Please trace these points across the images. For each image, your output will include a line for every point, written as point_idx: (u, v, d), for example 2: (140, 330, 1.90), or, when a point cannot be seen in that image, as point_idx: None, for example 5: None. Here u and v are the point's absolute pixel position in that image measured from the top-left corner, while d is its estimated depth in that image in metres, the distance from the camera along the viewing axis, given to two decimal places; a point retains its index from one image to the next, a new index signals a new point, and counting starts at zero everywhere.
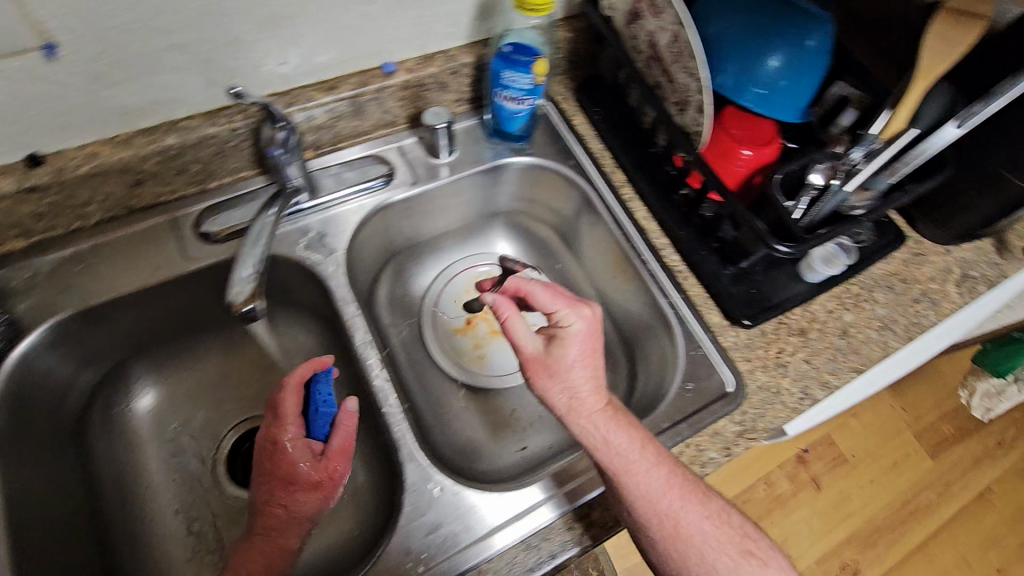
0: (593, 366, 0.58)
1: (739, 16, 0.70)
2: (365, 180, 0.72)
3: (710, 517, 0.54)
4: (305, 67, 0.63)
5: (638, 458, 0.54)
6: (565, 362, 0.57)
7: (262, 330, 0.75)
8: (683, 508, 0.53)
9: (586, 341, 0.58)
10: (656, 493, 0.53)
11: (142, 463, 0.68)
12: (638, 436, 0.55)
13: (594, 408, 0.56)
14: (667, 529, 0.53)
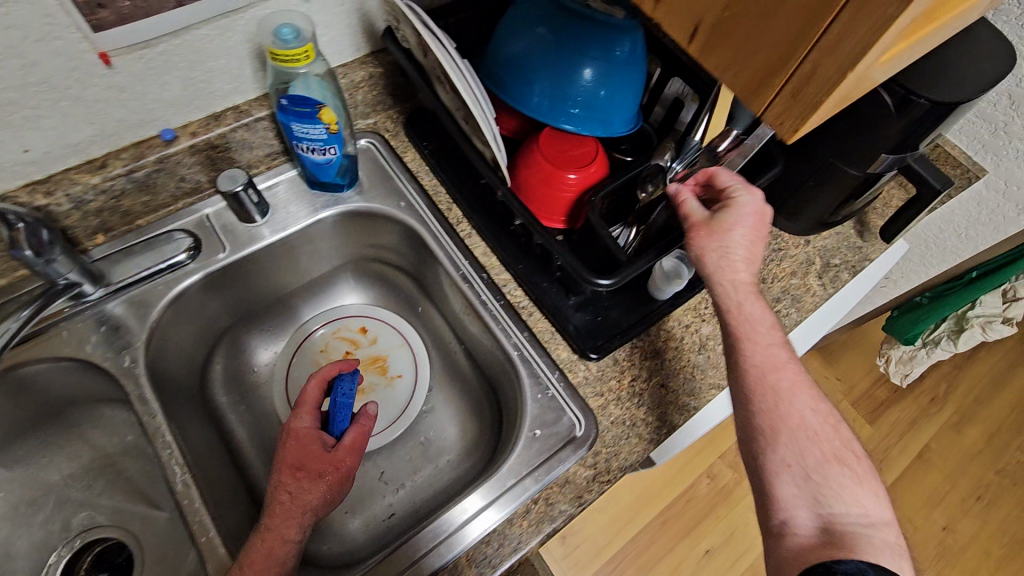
0: (753, 238, 0.56)
1: (541, 31, 0.65)
2: (167, 257, 0.66)
3: (814, 410, 0.54)
4: (57, 150, 0.57)
5: (765, 329, 0.55)
6: (733, 237, 0.55)
7: (84, 432, 0.69)
8: (796, 391, 0.54)
9: (759, 220, 0.56)
10: (769, 366, 0.54)
11: None
12: (770, 316, 0.56)
13: (750, 286, 0.56)
14: (773, 390, 0.53)
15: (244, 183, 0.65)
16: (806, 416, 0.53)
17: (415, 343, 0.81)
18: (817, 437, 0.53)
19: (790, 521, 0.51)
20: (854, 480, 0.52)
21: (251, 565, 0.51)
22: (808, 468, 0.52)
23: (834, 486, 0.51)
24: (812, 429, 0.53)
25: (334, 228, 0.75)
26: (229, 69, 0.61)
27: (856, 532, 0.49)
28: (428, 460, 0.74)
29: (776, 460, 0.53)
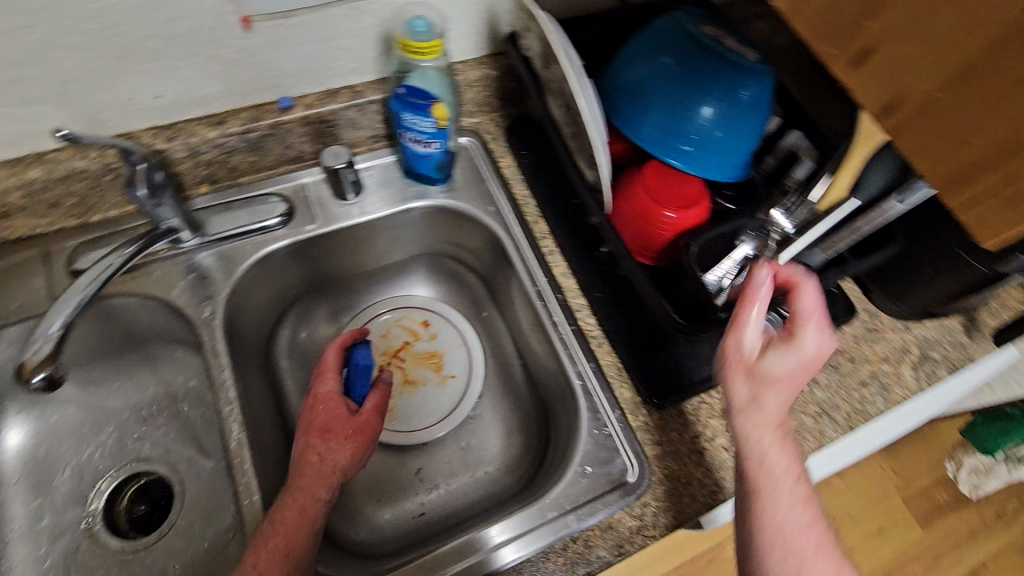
0: (805, 371, 0.46)
1: (668, 60, 0.62)
2: (260, 218, 0.67)
3: (819, 549, 0.44)
4: (185, 101, 0.60)
5: (778, 419, 0.46)
6: (798, 365, 0.46)
7: (154, 368, 0.71)
8: (805, 533, 0.44)
9: (824, 329, 0.48)
10: (781, 470, 0.45)
11: (5, 508, 0.64)
12: (785, 432, 0.46)
13: (795, 384, 0.46)
14: (773, 484, 0.45)
15: (345, 161, 0.66)
16: (804, 517, 0.44)
17: (473, 346, 0.80)
18: (822, 548, 0.44)
19: None
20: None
21: (283, 523, 0.51)
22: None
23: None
24: (811, 530, 0.44)
25: (419, 219, 0.76)
26: (354, 50, 0.63)
27: None
28: (464, 466, 0.73)
29: (787, 567, 0.43)
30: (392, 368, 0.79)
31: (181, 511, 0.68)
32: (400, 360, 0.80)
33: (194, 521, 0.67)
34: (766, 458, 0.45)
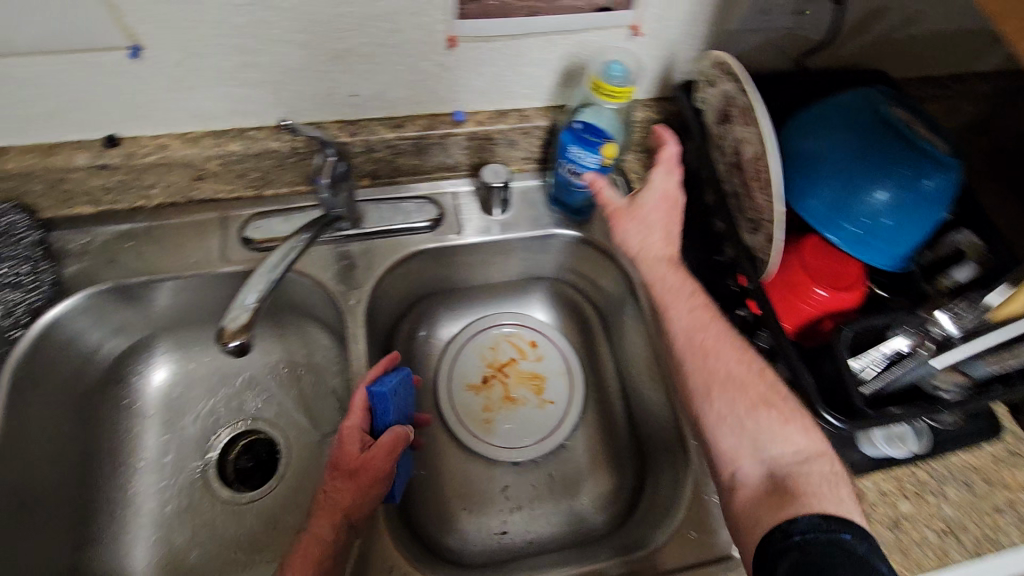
0: (666, 206, 0.65)
1: (853, 136, 0.60)
2: (410, 221, 0.71)
3: (737, 359, 0.58)
4: (374, 102, 0.64)
5: (689, 304, 0.62)
6: (650, 210, 0.65)
7: (285, 337, 0.76)
8: (716, 343, 0.59)
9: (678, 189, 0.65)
10: (694, 326, 0.60)
11: (140, 440, 0.69)
12: (688, 283, 0.63)
13: (661, 226, 0.65)
14: (700, 346, 0.59)
15: (503, 180, 0.68)
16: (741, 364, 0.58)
17: (576, 376, 0.81)
18: (748, 386, 0.56)
19: (738, 471, 0.55)
20: (782, 419, 0.55)
21: (290, 566, 0.52)
22: (740, 415, 0.56)
23: (765, 426, 0.55)
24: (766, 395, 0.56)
25: (553, 245, 0.77)
26: (534, 77, 0.65)
27: (797, 471, 0.53)
28: (551, 494, 0.74)
29: (711, 424, 0.57)
30: (495, 381, 0.80)
31: (285, 472, 0.72)
32: (504, 375, 0.81)
33: (298, 488, 0.71)
34: (726, 343, 0.59)
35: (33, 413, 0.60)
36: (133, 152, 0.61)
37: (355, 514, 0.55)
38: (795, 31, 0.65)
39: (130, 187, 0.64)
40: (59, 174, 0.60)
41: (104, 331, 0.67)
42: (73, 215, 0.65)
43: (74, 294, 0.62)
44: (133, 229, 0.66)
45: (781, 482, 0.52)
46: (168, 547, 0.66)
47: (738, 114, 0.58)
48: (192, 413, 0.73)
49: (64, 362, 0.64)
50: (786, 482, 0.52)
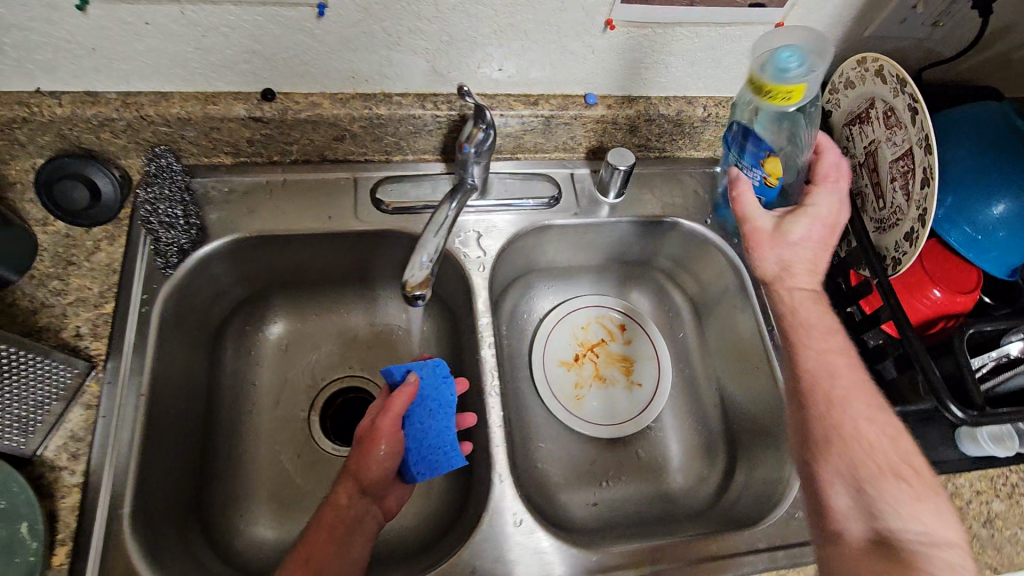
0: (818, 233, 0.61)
1: (974, 149, 0.63)
2: (532, 196, 0.73)
3: (871, 417, 0.54)
4: (517, 79, 0.66)
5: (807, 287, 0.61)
6: (799, 233, 0.61)
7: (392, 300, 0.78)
8: (847, 399, 0.55)
9: (840, 210, 0.62)
10: (823, 370, 0.57)
11: (253, 387, 0.72)
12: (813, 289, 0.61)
13: (812, 246, 0.61)
14: (826, 397, 0.55)
15: (629, 164, 0.70)
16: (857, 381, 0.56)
17: (664, 360, 0.82)
18: (876, 451, 0.53)
19: (841, 531, 0.52)
20: (912, 496, 0.51)
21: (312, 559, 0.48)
22: (858, 481, 0.52)
23: (874, 447, 0.53)
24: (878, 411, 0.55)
25: (659, 233, 0.79)
26: (670, 66, 0.67)
27: (919, 549, 0.48)
28: (640, 472, 0.76)
29: (825, 480, 0.54)
30: (586, 360, 0.82)
31: None
32: (594, 355, 0.82)
33: None
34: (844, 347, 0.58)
35: (176, 349, 0.62)
36: (286, 107, 0.63)
37: (360, 479, 0.54)
38: (926, 41, 0.67)
39: (274, 142, 0.66)
40: (215, 122, 0.62)
41: (233, 278, 0.69)
42: (213, 164, 0.68)
43: (216, 239, 0.65)
44: (270, 182, 0.68)
45: (893, 551, 0.49)
46: (278, 492, 0.68)
47: (873, 116, 0.59)
48: (299, 367, 0.75)
49: (198, 303, 0.66)
50: (898, 550, 0.49)
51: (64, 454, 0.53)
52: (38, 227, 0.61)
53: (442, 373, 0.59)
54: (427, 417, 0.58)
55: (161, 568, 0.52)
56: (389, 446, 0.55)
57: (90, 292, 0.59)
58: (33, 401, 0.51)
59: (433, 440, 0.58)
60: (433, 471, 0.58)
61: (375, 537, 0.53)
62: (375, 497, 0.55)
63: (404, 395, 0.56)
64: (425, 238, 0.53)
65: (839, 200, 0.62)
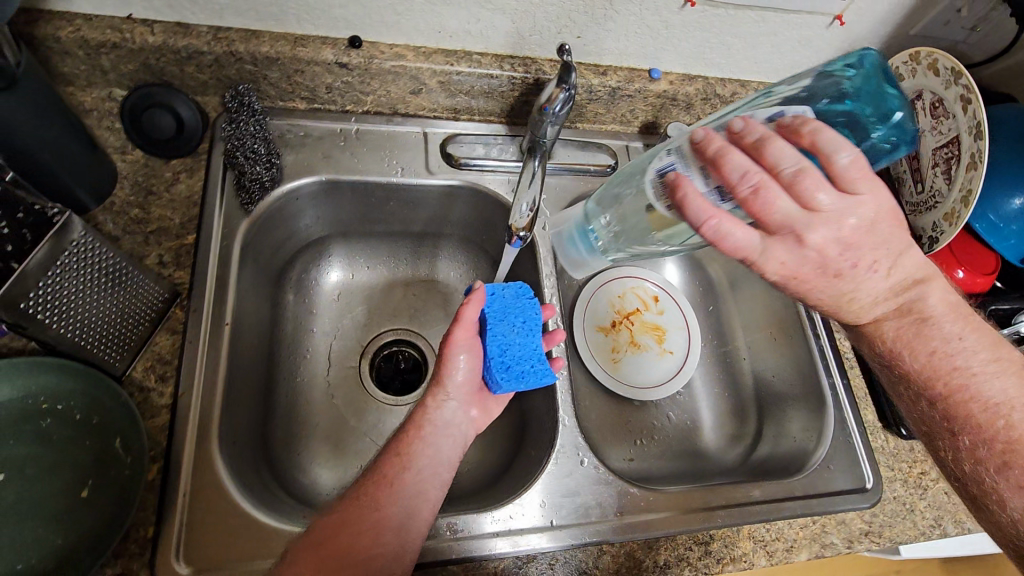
0: (804, 237, 0.46)
1: (1002, 144, 0.69)
2: (590, 163, 0.77)
3: (981, 374, 0.53)
4: (591, 47, 0.69)
5: (872, 291, 0.51)
6: (782, 244, 0.46)
7: (444, 257, 0.81)
8: (964, 370, 0.53)
9: (826, 194, 0.46)
10: (940, 359, 0.54)
11: (309, 332, 0.73)
12: (863, 284, 0.50)
13: (821, 261, 0.47)
14: (935, 391, 0.54)
15: None
16: (933, 354, 0.54)
17: (695, 330, 0.85)
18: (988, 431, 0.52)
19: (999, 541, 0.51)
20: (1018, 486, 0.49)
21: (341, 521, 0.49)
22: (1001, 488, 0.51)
23: (960, 408, 0.53)
24: (964, 374, 0.53)
25: None
26: (733, 48, 0.71)
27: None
28: (671, 433, 0.80)
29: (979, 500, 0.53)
30: (623, 327, 0.85)
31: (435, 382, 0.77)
32: (631, 323, 0.85)
33: None
34: (928, 306, 0.53)
35: (249, 285, 0.63)
36: (372, 56, 0.64)
37: (445, 385, 0.58)
38: (961, 45, 0.74)
39: (352, 90, 0.67)
40: (301, 65, 0.63)
41: (300, 223, 0.70)
42: (287, 108, 0.69)
43: (292, 181, 0.66)
44: (342, 130, 0.69)
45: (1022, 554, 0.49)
46: (333, 433, 0.69)
47: (918, 107, 0.65)
48: (352, 316, 0.77)
49: (268, 243, 0.67)
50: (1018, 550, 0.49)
51: (152, 375, 0.54)
52: (117, 155, 0.61)
53: (521, 291, 0.61)
54: (510, 330, 0.59)
55: (244, 489, 0.53)
56: (466, 355, 0.58)
57: (171, 223, 0.60)
58: (126, 321, 0.52)
59: (518, 352, 0.58)
60: (518, 382, 0.58)
61: (462, 443, 0.59)
62: (461, 404, 0.59)
63: (474, 303, 0.58)
64: (526, 186, 0.58)
65: (809, 185, 0.45)
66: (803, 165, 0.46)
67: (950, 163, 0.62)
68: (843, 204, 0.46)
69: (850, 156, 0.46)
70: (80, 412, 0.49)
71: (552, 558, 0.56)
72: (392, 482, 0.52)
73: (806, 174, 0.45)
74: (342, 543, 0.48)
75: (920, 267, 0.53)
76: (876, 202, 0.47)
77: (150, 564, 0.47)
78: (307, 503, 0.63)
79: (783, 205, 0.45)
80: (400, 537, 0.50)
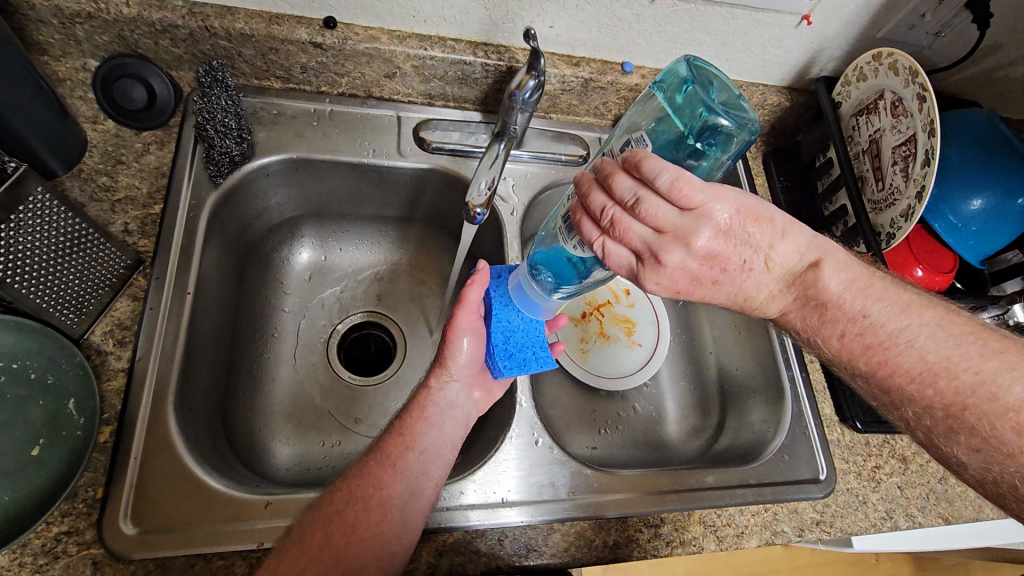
0: (676, 263, 0.46)
1: (962, 147, 0.70)
2: (562, 153, 0.78)
3: (921, 340, 0.53)
4: (564, 38, 0.70)
5: (758, 285, 0.52)
6: (658, 273, 0.47)
7: (416, 242, 0.82)
8: (892, 348, 0.54)
9: (674, 216, 0.45)
10: (853, 340, 0.54)
11: (276, 310, 0.74)
12: (754, 278, 0.51)
13: (695, 275, 0.48)
14: (876, 364, 0.54)
15: None
16: (843, 336, 0.55)
17: (664, 325, 0.86)
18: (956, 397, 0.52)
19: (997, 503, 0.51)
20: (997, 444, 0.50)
21: (330, 502, 0.50)
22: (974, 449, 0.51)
23: (905, 383, 0.54)
24: (879, 351, 0.54)
25: None
26: (703, 44, 0.72)
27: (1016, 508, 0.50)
28: (636, 423, 0.81)
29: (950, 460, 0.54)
30: (593, 317, 0.86)
31: (401, 365, 0.78)
32: (601, 314, 0.87)
33: (415, 378, 0.77)
34: (825, 291, 0.53)
35: (214, 259, 0.64)
36: (346, 37, 0.65)
37: (448, 366, 0.59)
38: (927, 50, 0.75)
39: (326, 70, 0.68)
40: (275, 43, 0.64)
41: (272, 201, 0.71)
42: (262, 86, 0.70)
43: (263, 157, 0.66)
44: (317, 110, 0.70)
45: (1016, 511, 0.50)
46: (297, 410, 0.70)
47: (880, 106, 0.67)
48: (321, 296, 0.78)
49: (237, 219, 0.68)
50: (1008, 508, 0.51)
51: (111, 339, 0.54)
52: (87, 124, 0.62)
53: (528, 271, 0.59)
54: (515, 314, 0.56)
55: (196, 454, 0.54)
56: (470, 336, 0.58)
57: (139, 193, 0.61)
58: (85, 284, 0.52)
59: (522, 338, 0.56)
60: (520, 369, 0.56)
61: (466, 424, 0.60)
62: (464, 386, 0.60)
63: (477, 284, 0.57)
64: (483, 166, 0.59)
65: (647, 214, 0.44)
66: (638, 194, 0.44)
67: (908, 161, 0.63)
68: (694, 221, 0.45)
69: (674, 176, 0.42)
70: (35, 372, 0.48)
71: (503, 533, 0.57)
72: (402, 461, 0.53)
73: (648, 205, 0.44)
74: (348, 517, 0.49)
75: (803, 251, 0.52)
76: (719, 210, 0.45)
77: (97, 524, 0.48)
78: (265, 476, 0.63)
79: (638, 233, 0.46)
80: (405, 516, 0.51)
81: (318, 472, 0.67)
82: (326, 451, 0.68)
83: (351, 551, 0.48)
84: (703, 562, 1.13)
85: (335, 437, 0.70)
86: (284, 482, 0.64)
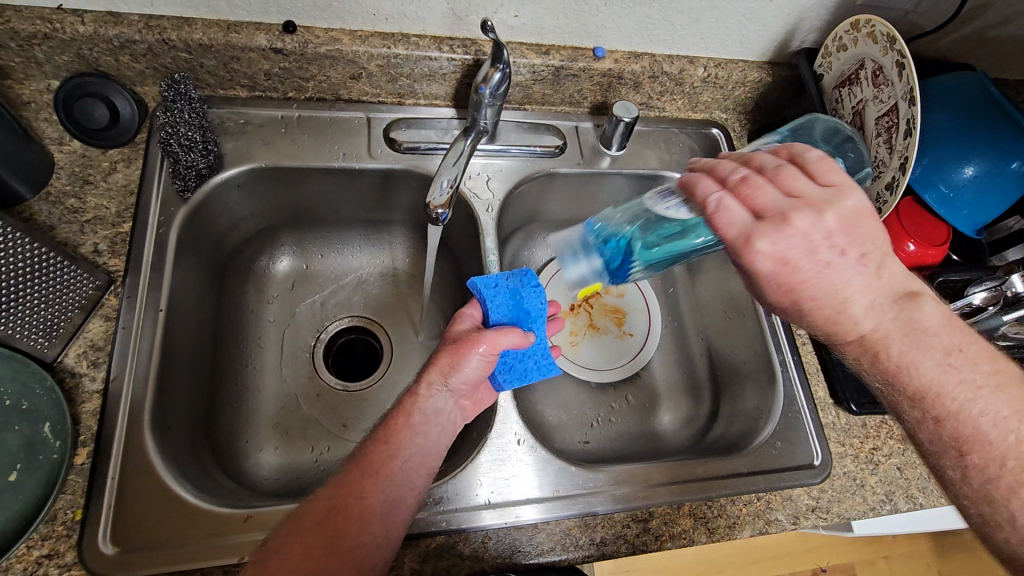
0: (802, 222, 0.44)
1: (951, 115, 0.68)
2: (539, 144, 0.76)
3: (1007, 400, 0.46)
4: (530, 27, 0.68)
5: (863, 290, 0.45)
6: (779, 231, 0.44)
7: (398, 242, 0.81)
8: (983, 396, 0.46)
9: (811, 184, 0.46)
10: (950, 383, 0.46)
11: (259, 322, 0.74)
12: (859, 288, 0.45)
13: (812, 245, 0.44)
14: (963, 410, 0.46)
15: (632, 117, 0.73)
16: (936, 366, 0.46)
17: (654, 312, 0.86)
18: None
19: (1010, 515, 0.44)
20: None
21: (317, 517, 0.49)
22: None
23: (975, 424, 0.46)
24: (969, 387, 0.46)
25: None
26: (676, 23, 0.70)
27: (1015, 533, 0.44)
28: (630, 415, 0.79)
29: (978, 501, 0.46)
30: (581, 310, 0.85)
31: (388, 368, 0.78)
32: (590, 306, 0.86)
33: (403, 380, 0.77)
34: (923, 318, 0.46)
35: (188, 274, 0.63)
36: (306, 41, 0.64)
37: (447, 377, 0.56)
38: (912, 14, 0.72)
39: (291, 76, 0.68)
40: (235, 51, 0.63)
41: (245, 211, 0.70)
42: (228, 96, 0.69)
43: (232, 169, 0.66)
44: (284, 116, 0.69)
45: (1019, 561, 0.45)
46: (287, 418, 0.70)
47: (862, 76, 0.64)
48: (303, 304, 0.77)
49: (212, 230, 0.67)
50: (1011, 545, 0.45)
51: (84, 361, 0.54)
52: (53, 146, 0.61)
53: (531, 281, 0.59)
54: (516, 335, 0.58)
55: (176, 471, 0.54)
56: (476, 358, 0.56)
57: (108, 212, 0.60)
58: (56, 307, 0.53)
59: (524, 353, 0.59)
60: (521, 380, 0.59)
61: (452, 432, 0.58)
62: (454, 395, 0.57)
63: (508, 332, 0.56)
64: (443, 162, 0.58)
65: (785, 179, 0.46)
66: (779, 164, 0.48)
67: (892, 132, 0.61)
68: (827, 192, 0.45)
69: (821, 157, 0.48)
70: (9, 399, 0.48)
71: (486, 535, 0.56)
72: (386, 469, 0.52)
73: (788, 170, 0.47)
74: (329, 530, 0.48)
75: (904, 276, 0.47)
76: (854, 194, 0.45)
77: (77, 546, 0.48)
78: (250, 487, 0.63)
79: (768, 190, 0.46)
80: (394, 524, 0.50)
81: (308, 481, 0.67)
82: (315, 458, 0.69)
83: (336, 560, 0.47)
84: (709, 547, 1.12)
85: (323, 444, 0.70)
86: (270, 493, 0.64)
